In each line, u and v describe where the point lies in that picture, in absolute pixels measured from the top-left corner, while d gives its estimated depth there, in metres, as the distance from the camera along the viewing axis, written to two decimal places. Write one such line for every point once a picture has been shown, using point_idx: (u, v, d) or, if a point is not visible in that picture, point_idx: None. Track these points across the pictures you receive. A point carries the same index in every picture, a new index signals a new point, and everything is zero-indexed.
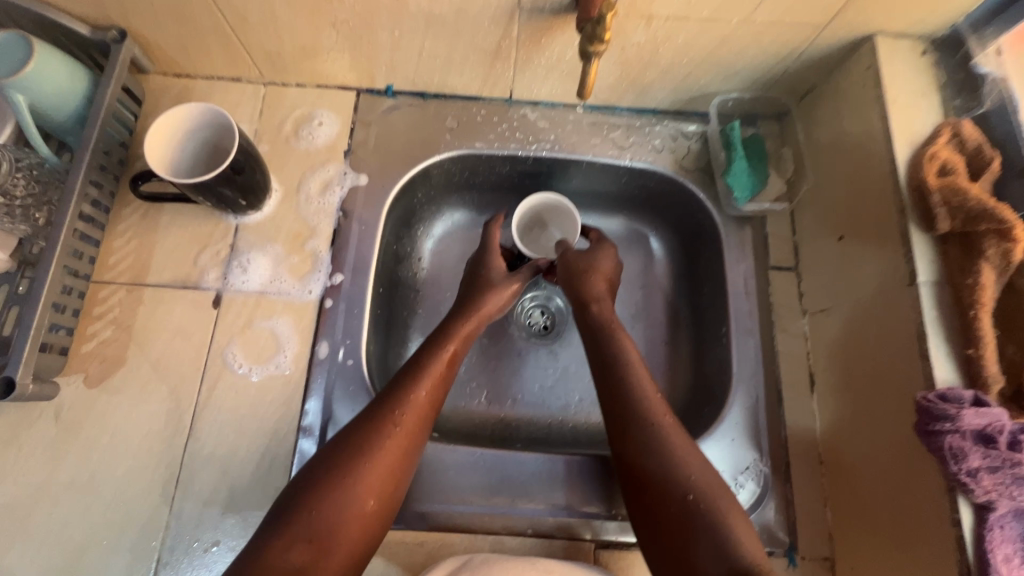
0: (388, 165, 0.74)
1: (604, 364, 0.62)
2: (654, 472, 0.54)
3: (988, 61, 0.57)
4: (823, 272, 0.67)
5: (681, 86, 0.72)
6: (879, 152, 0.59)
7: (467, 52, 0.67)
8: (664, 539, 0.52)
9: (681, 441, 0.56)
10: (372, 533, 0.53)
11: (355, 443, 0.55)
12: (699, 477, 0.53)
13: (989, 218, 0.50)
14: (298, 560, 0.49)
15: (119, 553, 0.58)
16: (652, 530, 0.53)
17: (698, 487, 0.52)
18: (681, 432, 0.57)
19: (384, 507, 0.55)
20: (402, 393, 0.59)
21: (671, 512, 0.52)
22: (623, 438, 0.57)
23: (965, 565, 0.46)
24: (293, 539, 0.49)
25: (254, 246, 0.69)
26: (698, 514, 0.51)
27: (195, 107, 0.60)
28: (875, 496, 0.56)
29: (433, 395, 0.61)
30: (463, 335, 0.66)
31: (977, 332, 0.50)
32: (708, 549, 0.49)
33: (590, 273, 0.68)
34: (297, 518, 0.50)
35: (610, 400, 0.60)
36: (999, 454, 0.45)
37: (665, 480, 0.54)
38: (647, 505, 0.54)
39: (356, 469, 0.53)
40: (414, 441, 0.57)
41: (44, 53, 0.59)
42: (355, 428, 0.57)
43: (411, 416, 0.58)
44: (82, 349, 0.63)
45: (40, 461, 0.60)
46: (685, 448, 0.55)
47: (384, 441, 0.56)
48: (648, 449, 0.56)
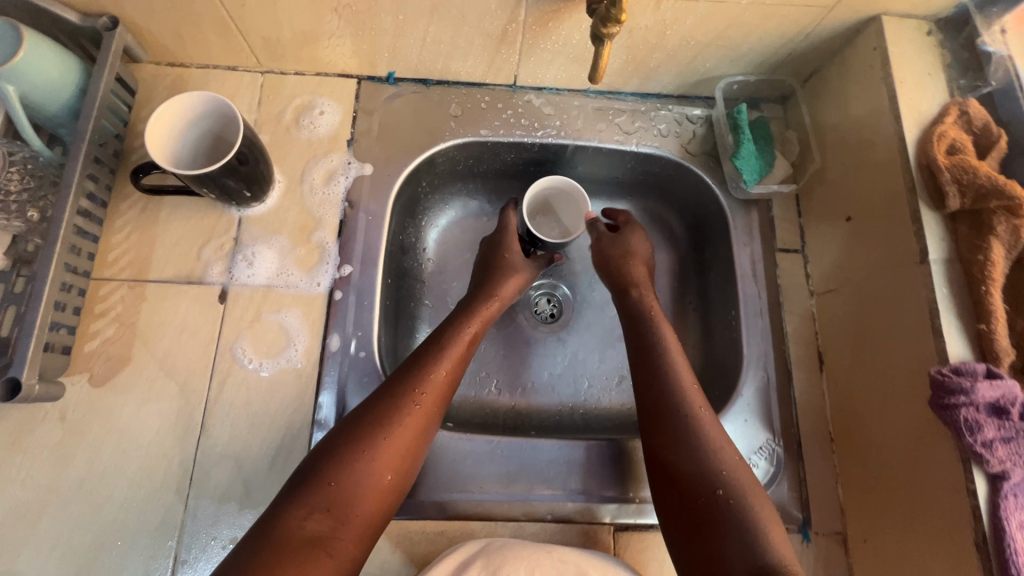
0: (392, 154, 0.72)
1: (642, 356, 0.63)
2: (687, 464, 0.55)
3: (994, 40, 0.59)
4: (830, 253, 0.68)
5: (687, 70, 0.72)
6: (887, 132, 0.60)
7: (472, 37, 0.66)
8: (691, 536, 0.52)
9: (716, 438, 0.56)
10: (386, 507, 0.53)
11: (373, 417, 0.55)
12: (730, 473, 0.53)
13: (999, 195, 0.51)
14: (317, 529, 0.49)
15: (135, 553, 0.57)
16: (677, 525, 0.53)
17: (727, 483, 0.53)
18: (719, 429, 0.57)
19: (400, 482, 0.55)
20: (421, 371, 0.59)
21: (698, 507, 0.52)
22: (655, 429, 0.58)
23: (981, 534, 0.48)
24: (312, 508, 0.49)
25: (259, 239, 0.68)
26: (726, 513, 0.51)
27: (196, 95, 0.57)
28: (888, 470, 0.58)
29: (451, 375, 0.61)
30: (484, 317, 0.67)
31: (988, 306, 0.51)
32: (732, 543, 0.49)
33: (626, 259, 0.71)
34: (317, 488, 0.50)
35: (644, 391, 0.61)
36: (1012, 424, 0.48)
37: (696, 473, 0.54)
38: (674, 499, 0.54)
39: (374, 443, 0.53)
40: (432, 419, 0.58)
41: (35, 42, 0.57)
42: (374, 403, 0.57)
43: (429, 395, 0.58)
44: (84, 349, 0.62)
45: (48, 463, 0.58)
46: (719, 445, 0.55)
47: (403, 418, 0.56)
48: (680, 440, 0.56)
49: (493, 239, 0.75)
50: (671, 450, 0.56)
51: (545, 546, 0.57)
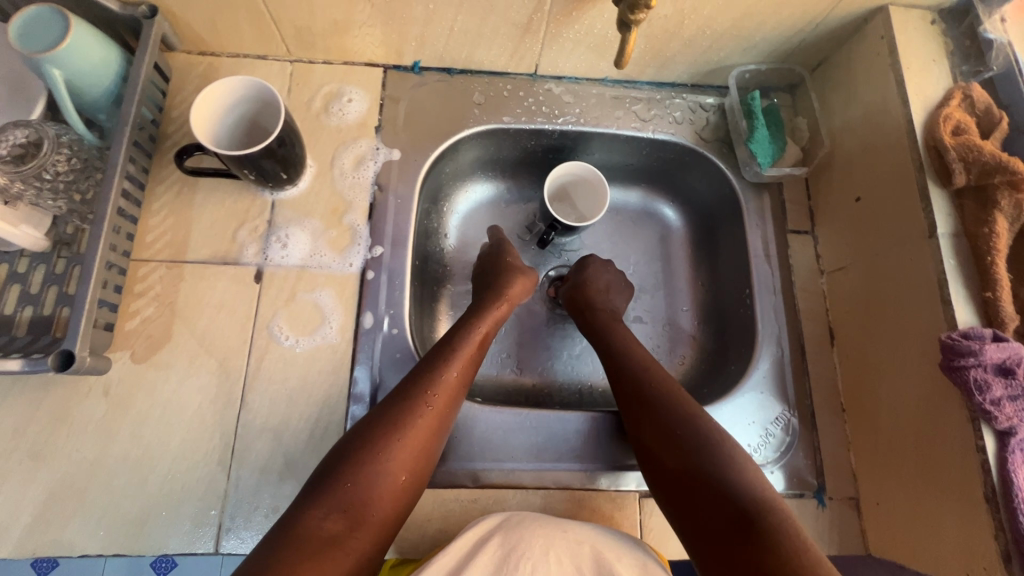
0: (418, 140, 0.75)
1: (611, 350, 0.68)
2: (654, 432, 0.58)
3: (995, 28, 0.63)
4: (840, 233, 0.71)
5: (701, 59, 0.75)
6: (895, 116, 0.64)
7: (498, 26, 0.69)
8: (679, 499, 0.53)
9: (679, 403, 0.59)
10: (400, 509, 0.53)
11: (388, 419, 0.55)
12: (696, 430, 0.56)
13: (1003, 170, 0.55)
14: (333, 529, 0.48)
15: (180, 521, 0.59)
16: (667, 490, 0.55)
17: (689, 443, 0.55)
18: (681, 395, 0.60)
19: (414, 483, 0.55)
20: (434, 373, 0.60)
21: (676, 467, 0.55)
22: (628, 408, 0.62)
23: (990, 487, 0.51)
24: (329, 510, 0.49)
25: (292, 222, 0.70)
26: (701, 469, 0.53)
27: (241, 79, 0.61)
28: (899, 433, 0.61)
29: (462, 377, 0.61)
30: (496, 319, 0.69)
31: (994, 275, 0.55)
32: (710, 493, 0.51)
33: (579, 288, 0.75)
34: (333, 490, 0.50)
35: (616, 377, 0.65)
36: (1018, 383, 0.51)
37: (664, 436, 0.57)
38: (658, 468, 0.56)
39: (390, 445, 0.54)
40: (444, 420, 0.58)
41: (81, 28, 0.58)
42: (388, 405, 0.57)
43: (442, 397, 0.59)
44: (126, 326, 0.64)
45: (94, 437, 0.60)
46: (673, 408, 0.59)
47: (416, 420, 0.56)
48: (646, 413, 0.60)
49: (493, 247, 0.79)
50: (639, 425, 0.60)
51: (561, 525, 0.58)
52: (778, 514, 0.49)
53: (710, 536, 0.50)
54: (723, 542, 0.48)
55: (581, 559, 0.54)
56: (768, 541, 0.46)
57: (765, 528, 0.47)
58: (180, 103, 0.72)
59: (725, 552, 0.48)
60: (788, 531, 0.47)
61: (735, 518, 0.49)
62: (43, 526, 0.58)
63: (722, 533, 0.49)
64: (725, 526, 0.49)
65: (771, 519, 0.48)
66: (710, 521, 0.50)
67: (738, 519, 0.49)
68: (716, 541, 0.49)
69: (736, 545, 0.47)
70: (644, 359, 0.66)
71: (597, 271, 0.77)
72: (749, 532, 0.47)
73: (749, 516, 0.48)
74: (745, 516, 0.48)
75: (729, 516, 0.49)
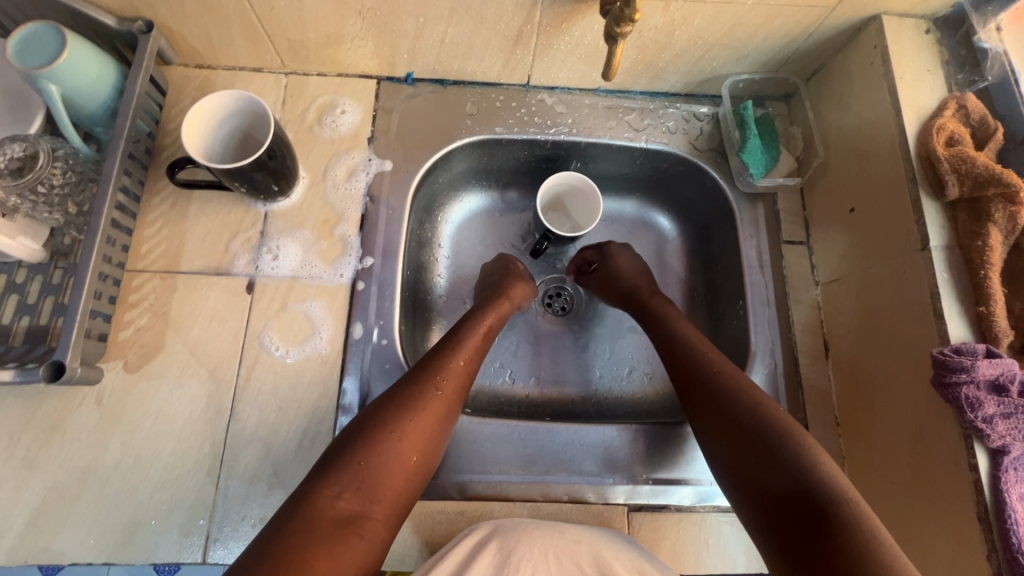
0: (411, 151, 0.75)
1: (667, 331, 0.68)
2: (719, 417, 0.57)
3: (990, 37, 0.62)
4: (834, 245, 0.70)
5: (694, 69, 0.74)
6: (889, 126, 0.63)
7: (489, 38, 0.69)
8: (740, 485, 0.53)
9: (731, 386, 0.58)
10: (411, 488, 0.53)
11: (399, 401, 0.55)
12: (771, 420, 0.54)
13: (996, 182, 0.54)
14: (348, 508, 0.48)
15: (170, 531, 0.60)
16: (727, 474, 0.55)
17: (751, 427, 0.54)
18: (739, 376, 0.59)
19: (424, 465, 0.55)
20: (441, 359, 0.60)
21: (733, 451, 0.54)
22: (682, 389, 0.62)
23: (983, 507, 0.50)
24: (343, 487, 0.49)
25: (284, 232, 0.70)
26: (769, 457, 0.52)
27: (228, 94, 0.62)
28: (893, 448, 0.60)
29: (469, 366, 0.62)
30: (499, 313, 0.69)
31: (987, 290, 0.54)
32: (769, 477, 0.51)
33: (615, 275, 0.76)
34: (345, 468, 0.50)
35: (671, 360, 0.65)
36: (1011, 401, 0.50)
37: (720, 417, 0.57)
38: (717, 451, 0.56)
39: (401, 425, 0.54)
40: (452, 407, 0.58)
41: (76, 44, 0.59)
42: (397, 389, 0.57)
43: (451, 382, 0.59)
44: (119, 337, 0.64)
45: (86, 446, 0.61)
46: (731, 389, 0.58)
47: (426, 403, 0.56)
48: (704, 401, 0.59)
49: (492, 270, 0.78)
50: (698, 409, 0.59)
51: (557, 527, 0.58)
52: (843, 495, 0.47)
53: (774, 526, 0.50)
54: (783, 528, 0.49)
55: (580, 559, 0.55)
56: (836, 524, 0.46)
57: (831, 515, 0.46)
58: (176, 116, 0.73)
59: (788, 535, 0.48)
60: (855, 514, 0.46)
61: (800, 504, 0.48)
62: (34, 533, 0.58)
63: (785, 520, 0.49)
64: (788, 516, 0.48)
65: (835, 504, 0.47)
66: (771, 508, 0.50)
67: (803, 507, 0.48)
68: (779, 531, 0.49)
69: (800, 536, 0.47)
70: (683, 344, 0.65)
71: (623, 255, 0.78)
72: (811, 520, 0.47)
73: (814, 502, 0.48)
74: (808, 502, 0.48)
75: (801, 506, 0.48)
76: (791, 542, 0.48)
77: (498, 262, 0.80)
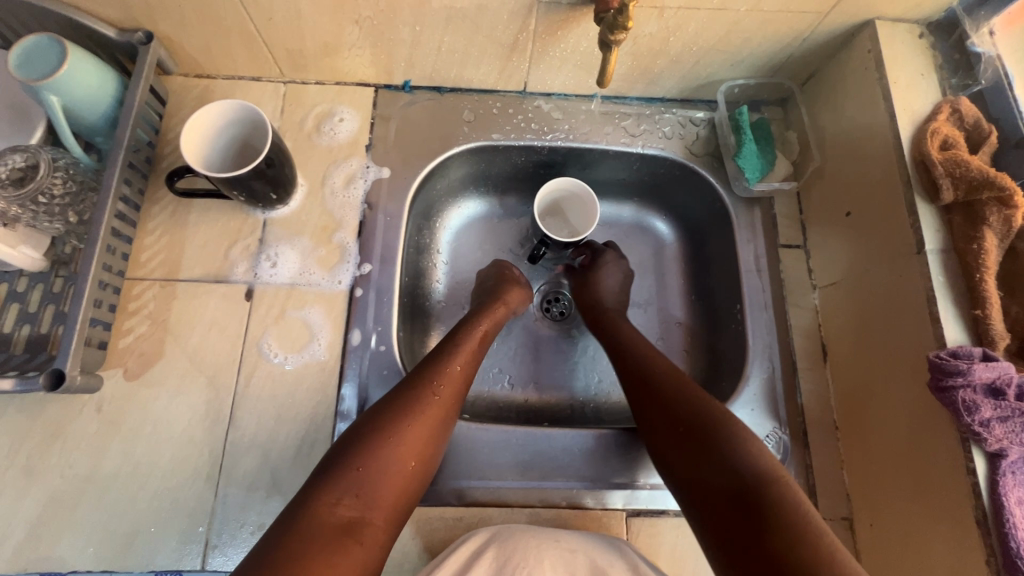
0: (408, 158, 0.76)
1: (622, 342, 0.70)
2: (664, 415, 0.59)
3: (983, 41, 0.62)
4: (831, 248, 0.70)
5: (689, 75, 0.75)
6: (883, 130, 0.63)
7: (485, 45, 0.69)
8: (688, 484, 0.54)
9: (676, 389, 0.60)
10: (410, 493, 0.53)
11: (396, 406, 0.56)
12: (708, 415, 0.56)
13: (991, 186, 0.54)
14: (348, 514, 0.48)
15: (169, 538, 0.60)
16: (676, 475, 0.55)
17: (689, 420, 0.56)
18: (679, 375, 0.62)
19: (423, 470, 0.55)
20: (439, 365, 0.61)
21: (679, 451, 0.55)
22: (631, 390, 0.64)
23: (981, 511, 0.50)
24: (342, 493, 0.49)
25: (283, 240, 0.71)
26: (704, 450, 0.53)
27: (227, 104, 0.63)
28: (891, 451, 0.60)
29: (466, 370, 0.62)
30: (495, 318, 0.70)
31: (983, 293, 0.54)
32: (708, 469, 0.52)
33: (583, 287, 0.78)
34: (345, 474, 0.50)
35: (622, 365, 0.67)
36: (1008, 404, 0.50)
37: (665, 415, 0.59)
38: (661, 448, 0.58)
39: (398, 430, 0.54)
40: (449, 413, 0.58)
41: (77, 55, 0.60)
42: (394, 395, 0.57)
43: (448, 387, 0.59)
44: (119, 345, 0.65)
45: (86, 454, 0.61)
46: (675, 388, 0.60)
47: (423, 408, 0.56)
48: (650, 400, 0.61)
49: (489, 275, 0.78)
50: (643, 408, 0.61)
51: (554, 534, 0.58)
52: (774, 484, 0.49)
53: (714, 517, 0.50)
54: (723, 518, 0.49)
55: (576, 567, 0.55)
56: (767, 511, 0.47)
57: (763, 503, 0.47)
58: (176, 125, 0.74)
59: (725, 524, 0.49)
60: (786, 502, 0.47)
61: (735, 494, 0.49)
62: (34, 541, 0.59)
63: (723, 512, 0.49)
64: (728, 509, 0.49)
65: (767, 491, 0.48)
66: (710, 500, 0.51)
67: (738, 497, 0.49)
68: (719, 522, 0.49)
69: (739, 528, 0.47)
70: (637, 348, 0.68)
71: (611, 271, 0.78)
72: (752, 512, 0.47)
73: (749, 495, 0.48)
74: (746, 495, 0.48)
75: (737, 496, 0.49)
76: (729, 531, 0.48)
77: (493, 268, 0.80)
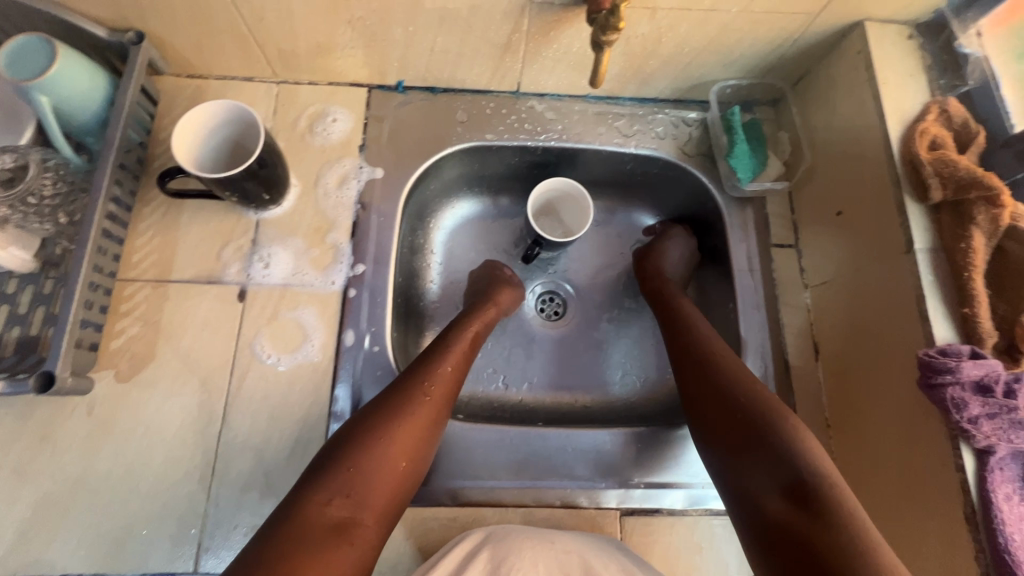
0: (402, 158, 0.76)
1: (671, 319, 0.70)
2: (712, 402, 0.59)
3: (971, 42, 0.63)
4: (823, 248, 0.71)
5: (682, 76, 0.75)
6: (873, 130, 0.64)
7: (478, 46, 0.69)
8: (728, 469, 0.55)
9: (725, 374, 0.60)
10: (401, 493, 0.53)
11: (386, 406, 0.55)
12: (763, 407, 0.55)
13: (978, 186, 0.54)
14: (339, 514, 0.48)
15: (161, 540, 0.59)
16: (716, 459, 0.57)
17: (745, 409, 0.56)
18: (735, 361, 0.61)
19: (414, 469, 0.55)
20: (430, 364, 0.61)
21: (727, 439, 0.56)
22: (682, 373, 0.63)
23: (970, 507, 0.51)
24: (333, 493, 0.49)
25: (276, 240, 0.71)
26: (758, 441, 0.53)
27: (219, 104, 0.63)
28: (881, 448, 0.60)
29: (457, 370, 0.62)
30: (485, 319, 0.70)
31: (971, 292, 0.55)
32: (757, 461, 0.53)
33: (647, 256, 0.79)
34: (336, 474, 0.50)
35: (676, 342, 0.66)
36: (996, 402, 0.50)
37: (716, 401, 0.58)
38: (709, 431, 0.58)
39: (389, 431, 0.54)
40: (440, 412, 0.58)
41: (67, 55, 0.59)
42: (385, 395, 0.57)
43: (439, 387, 0.59)
44: (111, 346, 0.64)
45: (77, 456, 0.61)
46: (725, 375, 0.59)
47: (415, 408, 0.56)
48: (698, 386, 0.61)
49: (482, 275, 0.78)
50: (693, 392, 0.61)
51: (548, 535, 0.58)
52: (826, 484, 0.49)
53: (759, 509, 0.51)
54: (770, 510, 0.50)
55: (569, 567, 0.55)
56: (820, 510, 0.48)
57: (817, 501, 0.48)
58: (168, 126, 0.73)
59: (773, 517, 0.49)
60: (838, 501, 0.48)
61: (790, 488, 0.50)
62: (24, 545, 0.58)
63: (772, 504, 0.50)
64: (781, 501, 0.50)
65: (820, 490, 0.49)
66: (755, 491, 0.52)
67: (792, 491, 0.49)
68: (765, 514, 0.50)
69: (791, 518, 0.48)
70: (692, 327, 0.67)
71: (676, 246, 0.79)
72: (805, 505, 0.48)
73: (807, 489, 0.49)
74: (799, 487, 0.49)
75: (788, 491, 0.50)
76: (775, 524, 0.49)
77: (486, 268, 0.80)
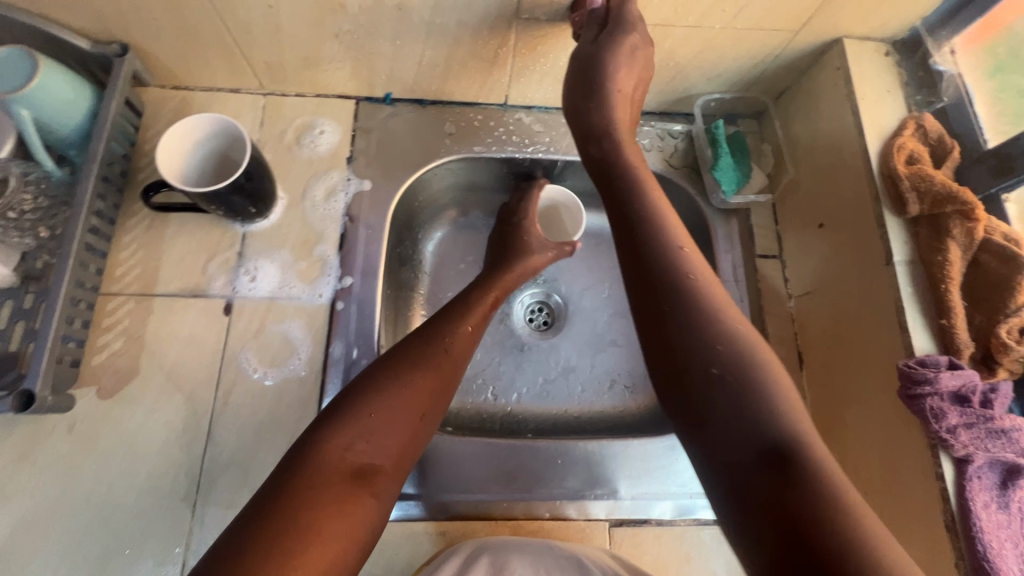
0: (390, 170, 0.76)
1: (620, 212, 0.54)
2: (678, 343, 0.46)
3: (945, 60, 0.65)
4: (806, 259, 0.72)
5: (667, 90, 0.76)
6: (853, 144, 0.65)
7: (466, 59, 0.70)
8: (690, 416, 0.44)
9: (697, 309, 0.47)
10: (418, 445, 0.51)
11: (406, 358, 0.53)
12: (739, 358, 0.44)
13: (954, 200, 0.56)
14: (361, 459, 0.46)
15: (144, 561, 0.58)
16: (672, 404, 0.46)
17: (724, 358, 0.44)
18: (709, 288, 0.49)
19: (431, 422, 0.52)
20: (449, 324, 0.59)
21: (689, 389, 0.45)
22: (643, 295, 0.50)
23: (950, 515, 0.52)
24: (355, 438, 0.47)
25: (262, 253, 0.70)
26: (733, 393, 0.43)
27: (207, 119, 0.62)
28: (864, 458, 0.61)
29: (476, 329, 0.61)
30: (506, 285, 0.68)
31: (949, 304, 0.56)
32: (729, 416, 0.42)
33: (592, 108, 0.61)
34: (357, 419, 0.48)
35: (630, 242, 0.52)
36: (973, 411, 0.52)
37: (678, 341, 0.46)
38: (665, 375, 0.47)
39: (405, 381, 0.52)
40: (460, 369, 0.56)
41: (49, 68, 0.59)
42: (404, 347, 0.55)
43: (458, 344, 0.57)
44: (93, 362, 0.63)
45: (58, 474, 0.60)
46: (695, 309, 0.47)
47: (433, 361, 0.54)
48: (657, 314, 0.48)
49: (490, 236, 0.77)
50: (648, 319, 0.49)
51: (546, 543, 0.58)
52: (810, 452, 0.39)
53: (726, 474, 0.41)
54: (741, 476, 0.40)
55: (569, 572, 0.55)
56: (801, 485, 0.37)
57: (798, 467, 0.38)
58: (152, 138, 0.73)
59: (745, 485, 0.39)
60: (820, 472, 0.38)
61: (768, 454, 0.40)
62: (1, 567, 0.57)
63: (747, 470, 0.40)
64: (757, 470, 0.39)
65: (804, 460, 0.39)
66: (725, 455, 0.41)
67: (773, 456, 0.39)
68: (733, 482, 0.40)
69: (767, 488, 0.38)
70: (653, 234, 0.52)
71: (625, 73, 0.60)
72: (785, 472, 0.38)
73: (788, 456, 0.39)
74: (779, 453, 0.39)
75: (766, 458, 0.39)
76: (747, 495, 0.39)
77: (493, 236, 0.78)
